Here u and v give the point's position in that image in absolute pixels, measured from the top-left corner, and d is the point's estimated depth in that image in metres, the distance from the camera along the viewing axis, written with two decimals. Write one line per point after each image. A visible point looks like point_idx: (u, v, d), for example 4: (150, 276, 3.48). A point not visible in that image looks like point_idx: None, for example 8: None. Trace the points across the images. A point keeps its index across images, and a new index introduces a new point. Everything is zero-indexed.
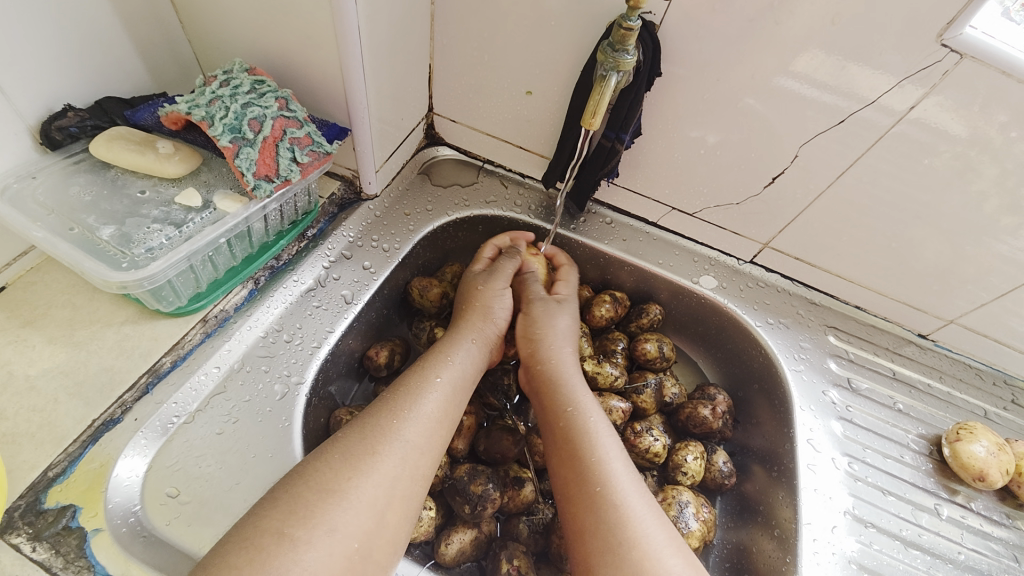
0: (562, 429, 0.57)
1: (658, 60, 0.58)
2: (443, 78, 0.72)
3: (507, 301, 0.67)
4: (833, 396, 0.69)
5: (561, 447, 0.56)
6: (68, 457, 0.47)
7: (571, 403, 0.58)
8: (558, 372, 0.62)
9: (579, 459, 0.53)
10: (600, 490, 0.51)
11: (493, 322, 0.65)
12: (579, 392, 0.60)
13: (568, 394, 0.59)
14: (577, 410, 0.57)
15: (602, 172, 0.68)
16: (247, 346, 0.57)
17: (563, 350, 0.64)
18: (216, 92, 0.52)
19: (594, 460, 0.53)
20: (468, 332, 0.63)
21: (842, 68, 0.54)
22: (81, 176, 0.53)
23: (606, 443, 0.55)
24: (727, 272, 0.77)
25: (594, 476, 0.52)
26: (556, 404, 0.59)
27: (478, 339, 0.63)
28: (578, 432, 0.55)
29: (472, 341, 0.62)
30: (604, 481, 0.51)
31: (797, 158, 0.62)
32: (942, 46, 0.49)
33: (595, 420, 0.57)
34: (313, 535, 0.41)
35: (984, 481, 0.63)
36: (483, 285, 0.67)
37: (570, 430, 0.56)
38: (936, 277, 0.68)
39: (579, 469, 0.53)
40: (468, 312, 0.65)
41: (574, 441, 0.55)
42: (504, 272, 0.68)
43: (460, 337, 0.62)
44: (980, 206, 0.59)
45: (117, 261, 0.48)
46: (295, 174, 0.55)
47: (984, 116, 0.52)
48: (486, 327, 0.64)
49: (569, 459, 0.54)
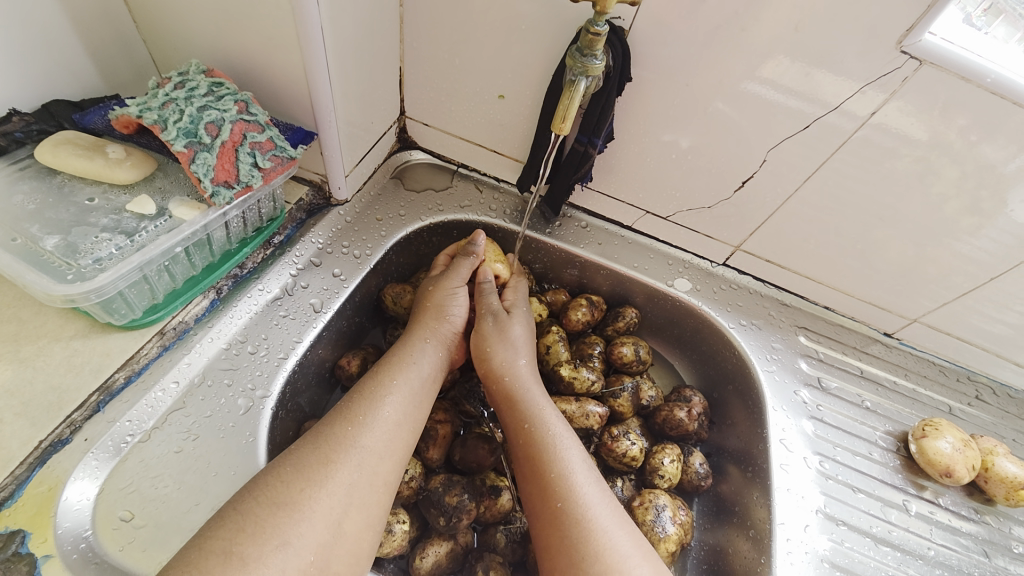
0: (523, 445, 0.55)
1: (627, 65, 0.58)
2: (414, 82, 0.70)
3: (463, 299, 0.64)
4: (804, 396, 0.71)
5: (525, 464, 0.55)
6: (15, 480, 0.44)
7: (526, 419, 0.57)
8: (511, 388, 0.60)
9: (540, 475, 0.52)
10: (562, 505, 0.50)
11: (449, 321, 0.63)
12: (535, 403, 0.58)
13: (522, 409, 0.58)
14: (532, 427, 0.56)
15: (575, 176, 0.68)
16: (208, 359, 0.54)
17: (516, 362, 0.62)
18: (170, 95, 0.50)
19: (554, 476, 0.52)
20: (422, 334, 0.60)
21: (807, 73, 0.54)
22: (26, 183, 0.50)
23: (566, 456, 0.54)
24: (700, 275, 0.78)
25: (554, 492, 0.51)
26: (512, 421, 0.58)
27: (433, 339, 0.61)
28: (537, 448, 0.54)
29: (427, 342, 0.60)
30: (564, 497, 0.50)
31: (766, 161, 0.63)
32: (902, 53, 0.50)
33: (554, 433, 0.55)
34: (263, 552, 0.39)
35: (951, 477, 0.65)
36: (436, 287, 0.65)
37: (530, 446, 0.55)
38: (901, 277, 0.69)
39: (540, 486, 0.52)
40: (423, 313, 0.63)
41: (534, 457, 0.54)
42: (460, 270, 0.65)
43: (413, 339, 0.59)
44: (940, 207, 0.60)
45: (63, 273, 0.45)
46: (257, 180, 0.53)
47: (943, 120, 0.53)
48: (442, 327, 0.62)
49: (532, 475, 0.53)
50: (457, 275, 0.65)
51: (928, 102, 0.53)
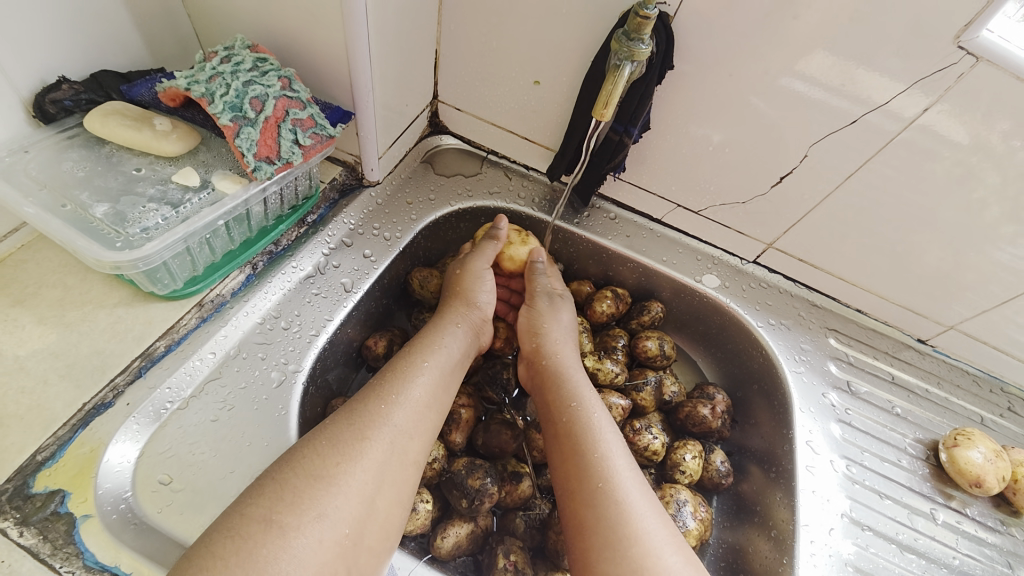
0: (565, 423, 0.56)
1: (670, 53, 0.57)
2: (449, 65, 0.70)
3: (489, 284, 0.64)
4: (832, 398, 0.69)
5: (563, 442, 0.54)
6: (57, 441, 0.46)
7: (574, 397, 0.57)
8: (561, 367, 0.61)
9: (581, 453, 0.52)
10: (604, 485, 0.50)
11: (477, 309, 0.63)
12: (580, 386, 0.59)
13: (569, 388, 0.58)
14: (581, 405, 0.56)
15: (609, 166, 0.67)
16: (243, 332, 0.55)
17: (564, 345, 0.63)
18: (217, 69, 0.50)
19: (596, 455, 0.52)
20: (454, 316, 0.61)
21: (852, 70, 0.53)
22: (75, 152, 0.51)
23: (609, 437, 0.54)
24: (730, 272, 0.76)
25: (596, 471, 0.51)
26: (558, 399, 0.58)
27: (464, 324, 0.62)
28: (581, 426, 0.54)
29: (457, 326, 0.60)
30: (607, 477, 0.50)
31: (807, 157, 0.61)
32: (959, 48, 0.48)
33: (598, 415, 0.56)
34: (302, 522, 0.40)
35: (980, 487, 0.64)
36: (463, 270, 0.65)
37: (573, 424, 0.55)
38: (938, 283, 0.68)
39: (581, 464, 0.52)
40: (451, 299, 0.63)
41: (578, 434, 0.54)
42: (486, 253, 0.65)
43: (444, 322, 0.60)
44: (981, 213, 0.59)
45: (111, 241, 0.46)
46: (297, 156, 0.53)
47: (992, 122, 0.52)
48: (472, 313, 0.62)
49: (571, 454, 0.53)
50: (484, 258, 0.65)
51: (982, 103, 0.51)
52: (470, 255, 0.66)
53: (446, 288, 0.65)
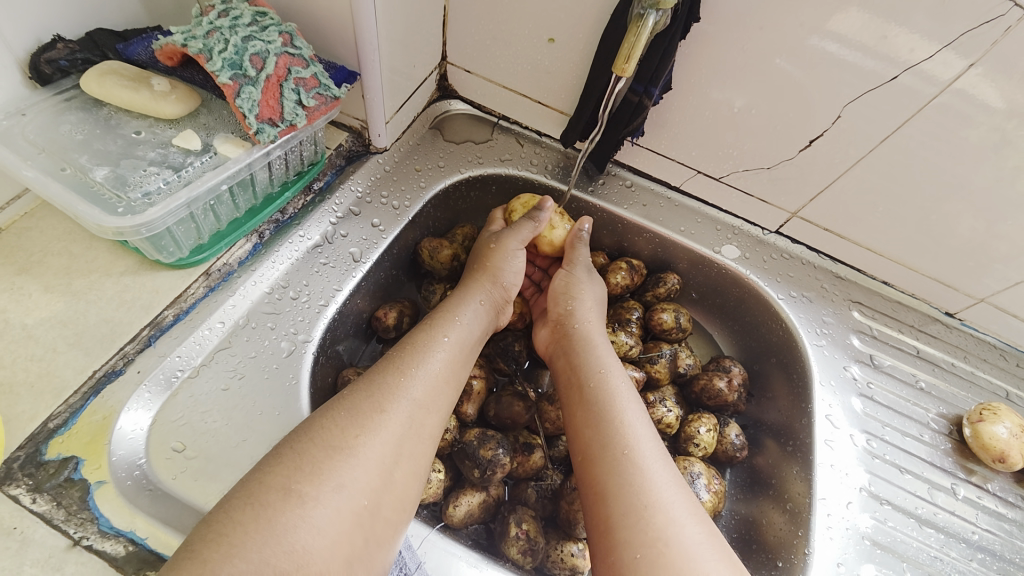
0: (590, 389, 0.55)
1: (696, 4, 0.52)
2: (457, 23, 0.66)
3: (517, 264, 0.63)
4: (854, 372, 0.67)
5: (587, 408, 0.54)
6: (69, 408, 0.46)
7: (600, 366, 0.57)
8: (587, 336, 0.60)
9: (606, 419, 0.52)
10: (627, 452, 0.49)
11: (502, 287, 0.62)
12: (606, 356, 0.58)
13: (597, 356, 0.58)
14: (608, 373, 0.56)
15: (626, 130, 0.64)
16: (252, 302, 0.54)
17: (592, 315, 0.63)
18: (214, 23, 0.48)
19: (622, 423, 0.51)
20: (478, 292, 0.60)
21: (891, 26, 0.48)
22: (73, 114, 0.49)
23: (634, 406, 0.54)
24: (750, 242, 0.73)
25: (621, 438, 0.50)
26: (584, 365, 0.57)
27: (486, 301, 0.60)
28: (606, 394, 0.54)
29: (481, 302, 0.59)
30: (630, 444, 0.50)
31: (840, 118, 0.57)
32: (1006, 0, 0.44)
33: (624, 384, 0.55)
34: (321, 493, 0.40)
35: (1003, 462, 0.62)
36: (496, 245, 0.63)
37: (599, 391, 0.54)
38: (969, 255, 0.64)
39: (606, 429, 0.51)
40: (479, 273, 0.61)
41: (603, 400, 0.53)
42: (521, 233, 0.63)
43: (467, 296, 0.59)
44: (1016, 182, 0.55)
45: (112, 206, 0.45)
46: (301, 118, 0.51)
47: None
48: (496, 289, 0.61)
49: (596, 419, 0.52)
50: (517, 238, 0.63)
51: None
52: (506, 231, 0.64)
53: (472, 261, 0.64)
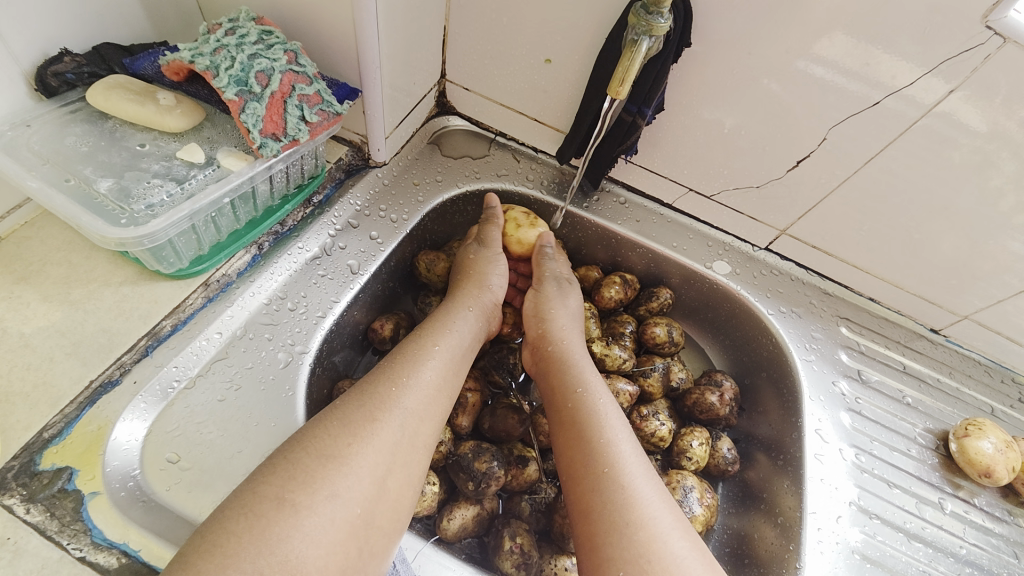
0: (571, 409, 0.55)
1: (688, 29, 0.54)
2: (457, 43, 0.68)
3: (501, 268, 0.65)
4: (842, 387, 0.69)
5: (569, 429, 0.54)
6: (64, 418, 0.46)
7: (580, 384, 0.57)
8: (567, 353, 0.60)
9: (587, 437, 0.52)
10: (610, 470, 0.49)
11: (488, 291, 0.63)
12: (586, 373, 0.58)
13: (575, 375, 0.58)
14: (587, 391, 0.56)
15: (620, 148, 0.66)
16: (250, 312, 0.55)
17: (569, 331, 0.63)
18: (221, 41, 0.49)
19: (602, 441, 0.52)
20: (466, 300, 0.61)
21: (874, 53, 0.51)
22: (78, 126, 0.50)
23: (616, 423, 0.54)
24: (741, 259, 0.75)
25: (601, 457, 0.50)
26: (563, 386, 0.57)
27: (476, 308, 0.62)
28: (586, 413, 0.54)
29: (470, 310, 0.61)
30: (611, 463, 0.50)
31: (826, 140, 0.59)
32: (985, 29, 0.46)
33: (605, 401, 0.55)
34: (315, 501, 0.40)
35: (989, 477, 0.63)
36: (475, 256, 0.65)
37: (579, 410, 0.55)
38: (952, 273, 0.66)
39: (587, 450, 0.51)
40: (463, 281, 0.63)
41: (582, 421, 0.54)
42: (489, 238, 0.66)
43: (457, 306, 0.60)
44: (997, 203, 0.57)
45: (116, 217, 0.45)
46: (304, 134, 0.52)
47: (1012, 109, 0.50)
48: (483, 296, 0.62)
49: (577, 438, 0.53)
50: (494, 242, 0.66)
51: (1005, 88, 0.49)
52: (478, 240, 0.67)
53: (457, 272, 0.65)
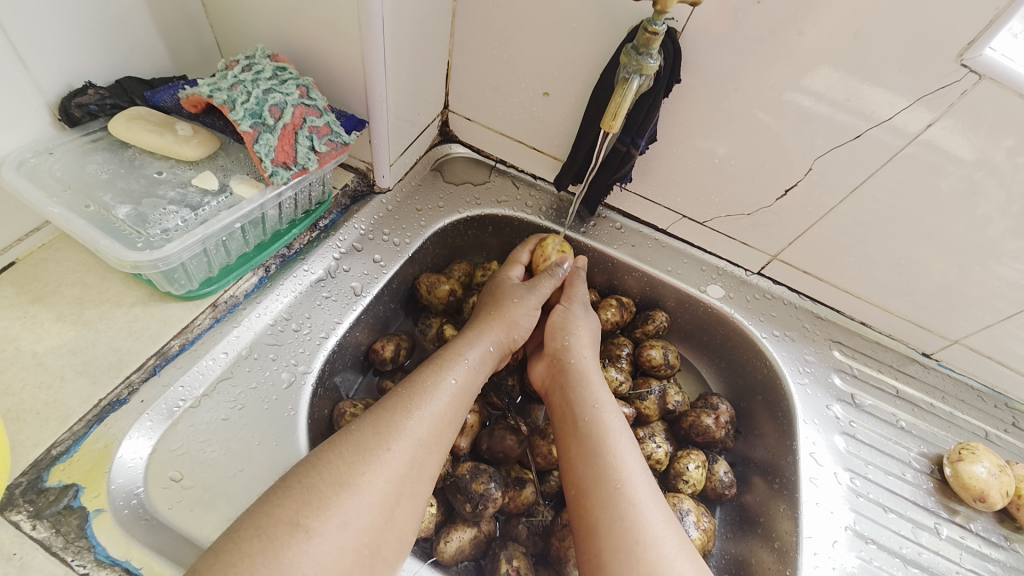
0: (584, 424, 0.56)
1: (677, 66, 0.58)
2: (460, 75, 0.71)
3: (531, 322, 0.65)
4: (836, 411, 0.69)
5: (580, 443, 0.55)
6: (73, 436, 0.47)
7: (595, 400, 0.58)
8: (583, 369, 0.61)
9: (600, 454, 0.53)
10: (621, 486, 0.50)
11: (513, 336, 0.63)
12: (601, 389, 0.59)
13: (592, 391, 0.59)
14: (602, 408, 0.57)
15: (615, 177, 0.69)
16: (255, 333, 0.56)
17: (588, 351, 0.64)
18: (238, 77, 0.52)
19: (615, 458, 0.52)
20: (490, 334, 0.61)
21: (855, 89, 0.54)
22: (99, 155, 0.53)
23: (628, 441, 0.55)
24: (734, 282, 0.77)
25: (613, 472, 0.51)
26: (579, 400, 0.58)
27: (496, 345, 0.62)
28: (601, 429, 0.55)
29: (490, 338, 0.61)
30: (623, 479, 0.51)
31: (812, 170, 0.62)
32: (961, 67, 0.49)
33: (618, 420, 0.56)
34: (326, 528, 0.41)
35: (983, 502, 0.63)
36: (510, 295, 0.65)
37: (593, 427, 0.55)
38: (942, 297, 0.68)
39: (598, 465, 0.52)
40: (492, 317, 0.63)
41: (598, 436, 0.54)
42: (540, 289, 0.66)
43: (480, 334, 0.61)
44: (986, 228, 0.59)
45: (132, 241, 0.47)
46: (313, 163, 0.55)
47: (997, 138, 0.52)
48: (508, 336, 0.63)
49: (588, 455, 0.53)
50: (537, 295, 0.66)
51: (991, 117, 0.51)
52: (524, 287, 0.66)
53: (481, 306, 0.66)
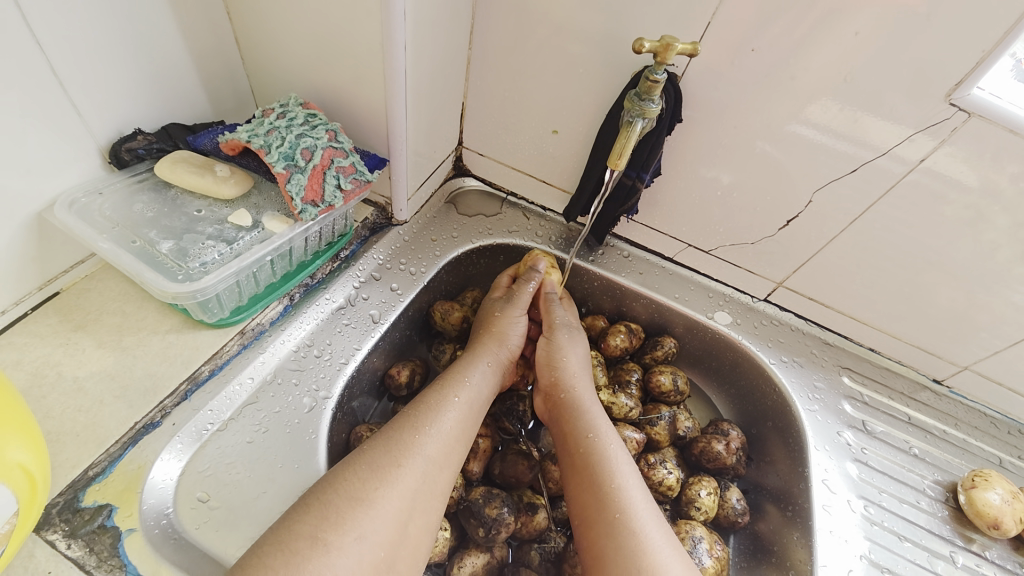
0: (582, 454, 0.57)
1: (679, 107, 0.61)
2: (475, 115, 0.76)
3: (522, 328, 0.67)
4: (848, 437, 0.70)
5: (580, 473, 0.56)
6: (108, 457, 0.49)
7: (591, 429, 0.59)
8: (578, 399, 0.62)
9: (598, 484, 0.54)
10: (621, 515, 0.51)
11: (507, 347, 0.66)
12: (598, 418, 0.61)
13: (587, 421, 0.60)
14: (600, 436, 0.58)
15: (622, 209, 0.72)
16: (279, 359, 0.59)
17: (581, 377, 0.65)
18: (274, 124, 0.57)
19: (613, 487, 0.53)
20: (485, 354, 0.63)
21: (849, 125, 0.57)
22: (145, 195, 0.58)
23: (627, 468, 0.56)
24: (741, 309, 0.79)
25: (613, 502, 0.52)
26: (575, 431, 0.59)
27: (493, 363, 0.64)
28: (598, 458, 0.56)
29: (488, 363, 0.63)
30: (624, 508, 0.52)
31: (812, 202, 0.64)
32: (951, 105, 0.52)
33: (615, 446, 0.57)
34: (344, 542, 0.43)
35: (998, 529, 0.63)
36: (501, 313, 0.67)
37: (590, 457, 0.56)
38: (951, 323, 0.68)
39: (599, 494, 0.53)
40: (485, 335, 0.66)
41: (596, 466, 0.55)
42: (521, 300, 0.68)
43: (477, 358, 0.62)
44: (992, 254, 0.60)
45: (173, 273, 0.51)
46: (339, 200, 0.59)
47: (1002, 165, 0.53)
48: (501, 351, 0.65)
49: (589, 485, 0.54)
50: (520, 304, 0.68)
51: (992, 146, 0.53)
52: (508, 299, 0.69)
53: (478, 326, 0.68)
